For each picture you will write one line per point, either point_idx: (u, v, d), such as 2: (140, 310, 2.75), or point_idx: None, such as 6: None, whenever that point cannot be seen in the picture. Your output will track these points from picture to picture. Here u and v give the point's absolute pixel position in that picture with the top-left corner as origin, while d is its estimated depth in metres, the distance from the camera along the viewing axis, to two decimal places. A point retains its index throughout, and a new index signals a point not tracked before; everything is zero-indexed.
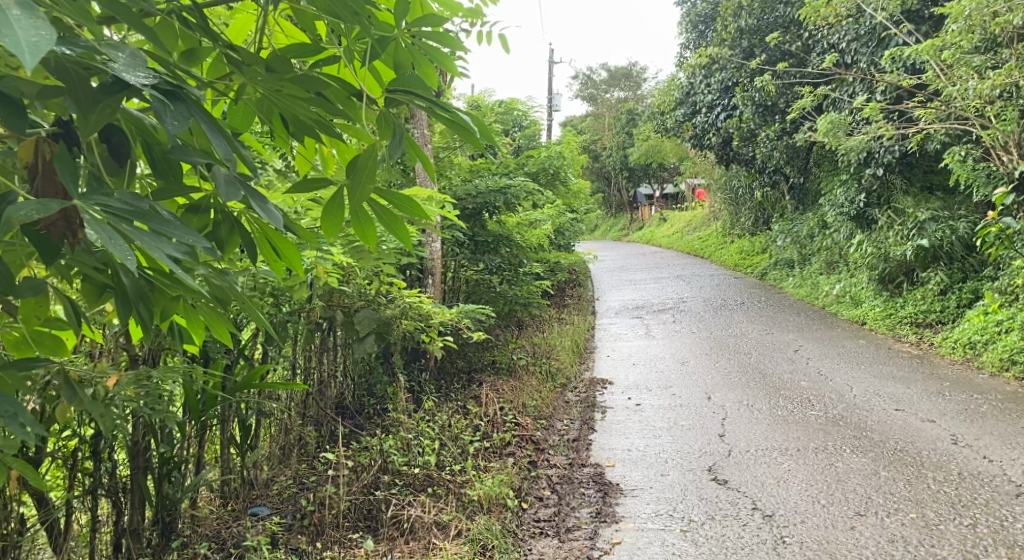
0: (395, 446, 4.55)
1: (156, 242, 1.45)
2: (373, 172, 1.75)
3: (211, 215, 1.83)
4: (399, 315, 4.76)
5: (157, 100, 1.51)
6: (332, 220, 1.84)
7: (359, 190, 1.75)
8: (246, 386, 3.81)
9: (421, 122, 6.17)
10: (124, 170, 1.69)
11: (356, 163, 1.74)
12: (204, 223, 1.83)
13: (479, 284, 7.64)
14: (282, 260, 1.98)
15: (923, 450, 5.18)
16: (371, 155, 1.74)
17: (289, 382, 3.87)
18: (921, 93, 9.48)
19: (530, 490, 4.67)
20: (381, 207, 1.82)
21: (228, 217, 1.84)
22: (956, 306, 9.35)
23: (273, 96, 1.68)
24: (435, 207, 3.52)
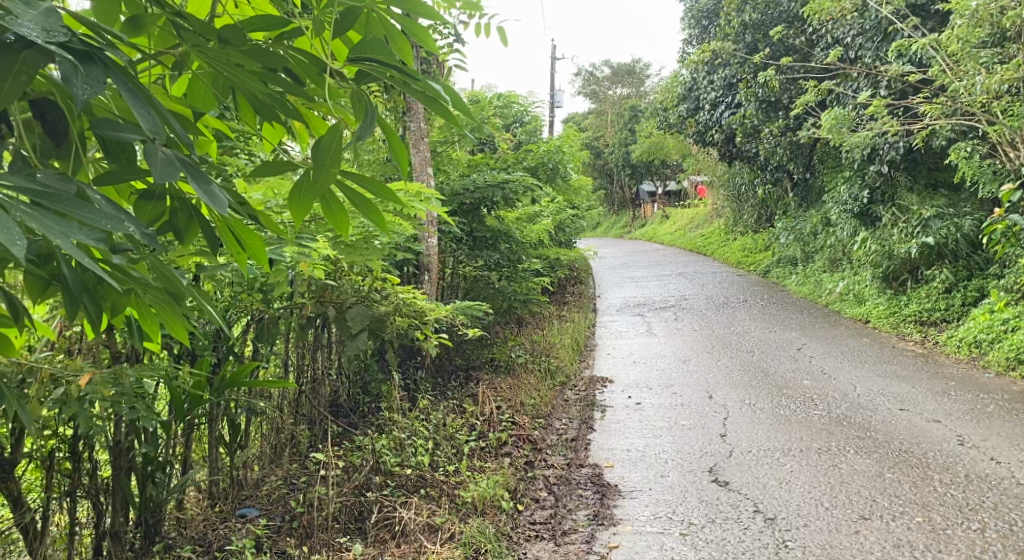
0: (388, 445, 4.45)
1: (60, 228, 1.32)
2: (339, 156, 1.63)
3: (166, 202, 1.72)
4: (393, 312, 4.66)
5: (67, 63, 1.34)
6: (300, 209, 1.70)
7: (324, 173, 1.63)
8: (232, 385, 3.71)
9: (417, 115, 6.06)
10: (62, 149, 1.59)
11: (319, 146, 1.63)
12: (158, 212, 1.71)
13: (476, 282, 7.48)
14: (246, 252, 1.83)
15: (928, 451, 5.07)
16: (335, 135, 1.62)
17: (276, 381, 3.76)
18: (926, 89, 9.36)
19: (527, 492, 4.56)
20: (350, 193, 1.72)
21: (184, 205, 1.72)
22: (960, 305, 9.23)
23: (225, 70, 1.58)
24: (425, 200, 3.41)
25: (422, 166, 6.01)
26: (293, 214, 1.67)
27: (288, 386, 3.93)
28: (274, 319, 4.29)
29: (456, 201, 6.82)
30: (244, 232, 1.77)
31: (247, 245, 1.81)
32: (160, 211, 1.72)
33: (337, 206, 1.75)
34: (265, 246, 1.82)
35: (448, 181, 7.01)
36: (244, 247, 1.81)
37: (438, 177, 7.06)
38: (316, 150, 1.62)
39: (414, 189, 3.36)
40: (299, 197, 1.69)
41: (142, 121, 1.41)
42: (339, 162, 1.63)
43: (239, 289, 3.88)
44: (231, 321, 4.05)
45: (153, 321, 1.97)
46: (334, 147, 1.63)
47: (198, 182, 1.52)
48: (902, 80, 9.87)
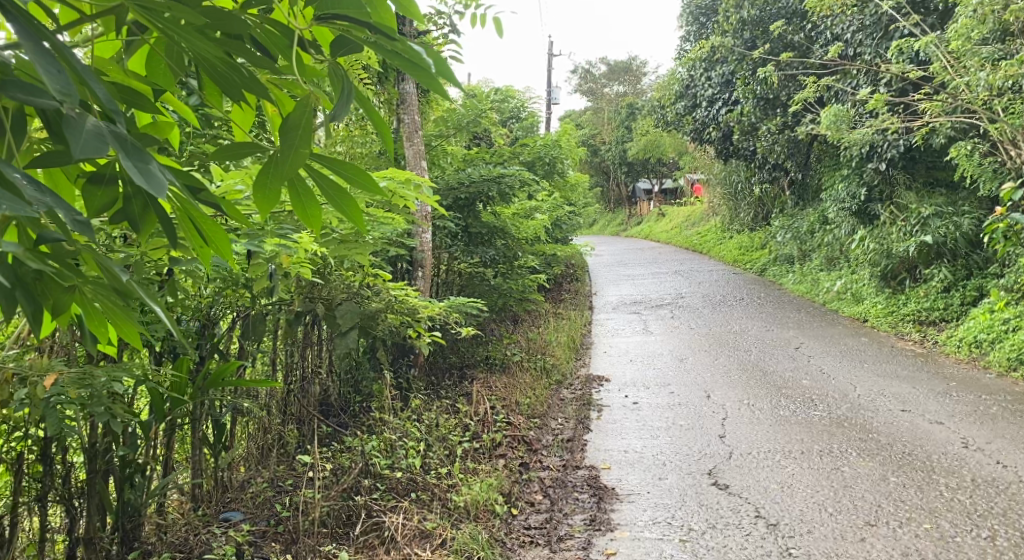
0: (377, 447, 4.30)
1: None
2: (307, 136, 1.52)
3: (120, 188, 1.58)
4: (384, 309, 4.52)
5: None
6: (266, 201, 1.55)
7: (291, 155, 1.51)
8: (214, 384, 3.58)
9: (410, 108, 5.91)
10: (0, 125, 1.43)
11: (287, 124, 1.52)
12: (111, 198, 1.57)
13: (472, 279, 7.34)
14: (210, 247, 1.67)
15: (932, 454, 4.95)
16: (304, 113, 1.52)
17: (260, 381, 3.61)
18: (927, 85, 9.24)
19: (521, 495, 4.43)
20: (322, 180, 1.57)
21: (137, 192, 1.57)
22: (960, 304, 9.12)
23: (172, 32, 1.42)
24: (414, 194, 3.26)
25: (415, 160, 5.86)
26: (257, 204, 1.53)
27: (272, 384, 3.81)
28: (260, 315, 4.15)
29: (451, 196, 6.68)
30: (203, 222, 1.62)
31: (209, 237, 1.65)
32: (113, 198, 1.58)
33: (307, 197, 1.62)
34: (228, 240, 1.66)
35: (442, 176, 6.86)
36: (206, 240, 1.66)
37: (432, 172, 6.91)
38: (283, 130, 1.51)
39: (402, 178, 3.23)
40: (266, 185, 1.54)
41: (48, 82, 1.26)
42: (309, 144, 1.52)
43: (223, 284, 3.74)
44: (213, 317, 3.92)
45: (112, 324, 1.81)
46: (305, 126, 1.52)
47: (129, 158, 1.36)
48: (902, 77, 9.76)
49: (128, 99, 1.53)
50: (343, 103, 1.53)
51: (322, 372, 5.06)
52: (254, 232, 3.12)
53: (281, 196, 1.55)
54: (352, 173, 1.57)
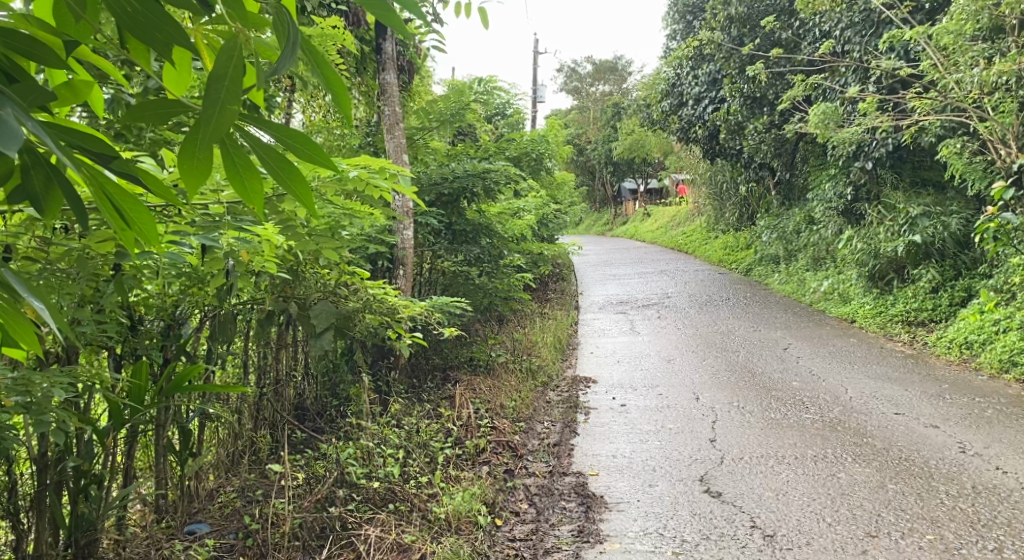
0: (353, 455, 4.08)
1: None
2: (235, 87, 1.41)
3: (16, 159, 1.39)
4: (362, 309, 4.31)
5: None
6: (195, 175, 1.44)
7: (216, 112, 1.40)
8: (176, 388, 3.32)
9: (391, 99, 5.69)
10: None
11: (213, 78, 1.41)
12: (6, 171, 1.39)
13: (455, 277, 7.09)
14: (130, 228, 1.53)
15: (930, 460, 4.80)
16: (228, 61, 1.41)
17: (223, 386, 3.34)
18: (917, 83, 9.11)
19: (505, 505, 4.23)
20: (264, 146, 1.47)
21: (34, 161, 1.40)
22: (948, 305, 9.00)
23: None
24: (388, 183, 3.05)
25: (396, 155, 5.64)
26: (179, 170, 1.42)
27: (239, 388, 3.57)
28: (230, 314, 3.94)
29: (433, 192, 6.48)
30: (118, 196, 1.48)
31: (130, 218, 1.52)
32: (7, 171, 1.40)
33: (244, 167, 1.49)
34: (152, 222, 1.54)
35: (424, 171, 6.64)
36: (128, 221, 1.52)
37: (414, 167, 6.69)
38: (208, 82, 1.39)
39: (378, 165, 3.01)
40: (192, 153, 1.43)
41: None
42: (235, 96, 1.41)
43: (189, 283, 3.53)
44: (180, 317, 3.70)
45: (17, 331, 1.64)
46: (234, 78, 1.41)
47: None
48: (892, 74, 9.61)
49: (30, 49, 1.43)
50: (286, 61, 1.46)
51: (296, 374, 4.85)
52: (210, 222, 2.88)
53: (211, 165, 1.45)
54: (291, 137, 1.50)
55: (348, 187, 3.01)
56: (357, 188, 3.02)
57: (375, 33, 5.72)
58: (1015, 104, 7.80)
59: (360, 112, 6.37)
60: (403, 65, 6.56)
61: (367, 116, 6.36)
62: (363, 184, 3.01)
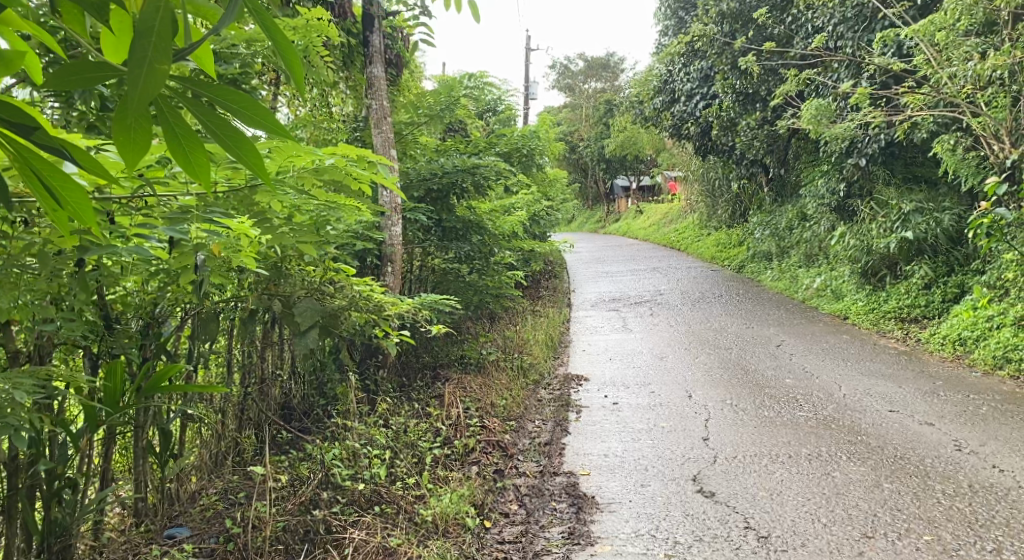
0: (338, 456, 3.98)
1: None
2: (162, 44, 1.48)
3: None
4: (348, 307, 4.22)
5: None
6: (131, 142, 1.51)
7: (145, 70, 1.46)
8: (153, 389, 3.22)
9: (379, 93, 5.60)
10: None
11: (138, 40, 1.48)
12: None
13: (444, 274, 6.98)
14: (62, 206, 1.63)
15: (926, 458, 4.74)
16: (151, 23, 1.48)
17: (201, 385, 3.21)
18: (909, 78, 9.05)
19: (495, 506, 4.14)
20: (201, 110, 1.54)
21: None
22: (941, 301, 8.96)
23: None
24: (367, 172, 2.97)
25: (384, 150, 5.53)
26: (114, 140, 1.48)
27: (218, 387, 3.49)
28: (213, 311, 3.86)
29: (422, 187, 6.39)
30: (48, 173, 1.59)
31: (64, 198, 1.62)
32: None
33: (183, 134, 1.57)
34: (87, 204, 1.65)
35: (413, 167, 6.54)
36: (62, 202, 1.63)
37: (403, 163, 6.59)
38: (134, 39, 1.47)
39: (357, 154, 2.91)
40: (126, 119, 1.49)
41: None
42: (162, 56, 1.47)
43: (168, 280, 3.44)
44: (161, 315, 3.63)
45: None
46: (160, 35, 1.48)
47: None
48: (884, 69, 9.56)
49: None
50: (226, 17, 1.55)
51: (281, 374, 4.76)
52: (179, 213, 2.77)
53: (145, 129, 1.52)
54: (240, 102, 1.56)
55: (327, 177, 2.90)
56: (335, 178, 2.92)
57: (362, 26, 5.61)
58: (1007, 99, 7.74)
59: (348, 107, 6.26)
60: (391, 60, 6.45)
61: (354, 111, 6.26)
62: (342, 173, 2.91)
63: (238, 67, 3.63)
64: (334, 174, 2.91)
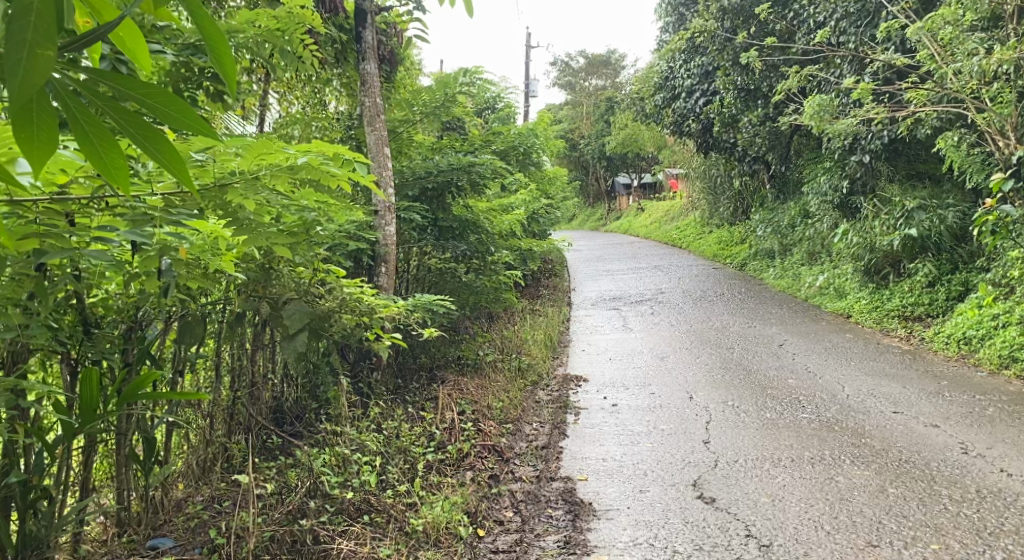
0: (328, 463, 3.88)
1: None
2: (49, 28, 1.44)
3: None
4: (338, 309, 4.12)
5: None
6: (37, 141, 1.49)
7: (27, 54, 1.42)
8: (129, 397, 3.12)
9: (372, 90, 5.49)
10: None
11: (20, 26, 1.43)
12: None
13: (441, 274, 6.87)
14: None
15: (931, 461, 4.63)
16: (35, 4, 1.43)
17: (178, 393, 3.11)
18: (913, 73, 8.92)
19: (489, 514, 4.04)
20: (108, 105, 1.51)
21: None
22: (945, 299, 8.84)
23: None
24: (340, 168, 2.86)
25: (377, 148, 5.42)
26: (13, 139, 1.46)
27: (198, 394, 3.39)
28: (198, 314, 3.75)
29: (418, 186, 6.29)
30: None
31: None
32: None
33: (96, 134, 1.52)
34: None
35: (409, 165, 6.43)
36: None
37: (398, 161, 6.48)
38: (17, 22, 1.43)
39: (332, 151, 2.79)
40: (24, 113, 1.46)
41: None
42: (46, 39, 1.44)
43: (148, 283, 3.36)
44: (146, 318, 3.53)
45: None
46: (40, 14, 1.44)
47: None
48: (888, 64, 9.43)
49: None
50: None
51: (272, 377, 4.66)
52: (141, 214, 2.63)
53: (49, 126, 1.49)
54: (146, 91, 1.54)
55: (300, 176, 2.77)
56: (310, 177, 2.80)
57: (355, 22, 5.50)
58: (1013, 94, 7.62)
59: (341, 105, 6.15)
60: (385, 56, 6.33)
61: (348, 109, 6.15)
62: (316, 172, 2.78)
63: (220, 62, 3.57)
64: (307, 173, 2.78)
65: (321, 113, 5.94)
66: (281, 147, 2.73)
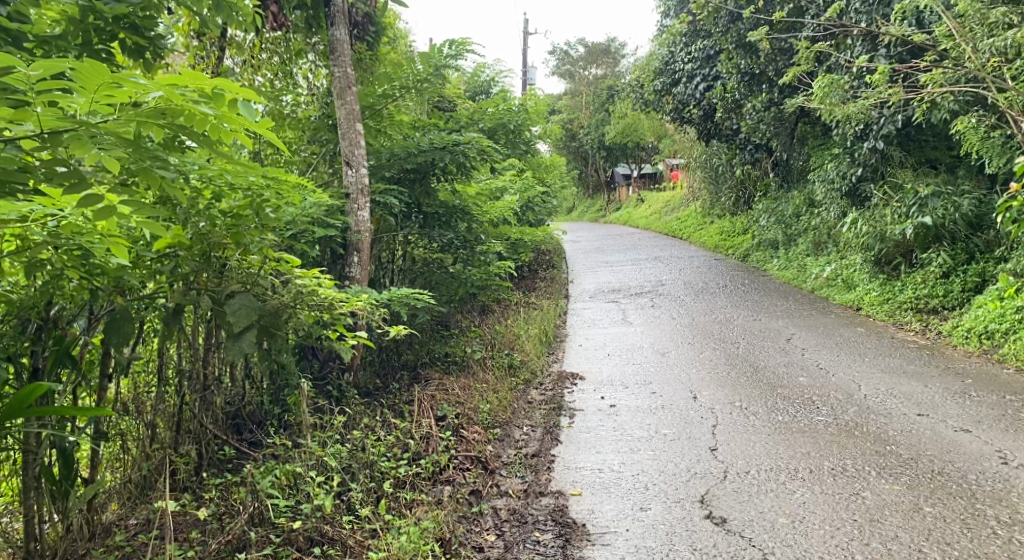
0: (277, 483, 3.43)
1: None
2: None
3: None
4: (293, 304, 3.62)
5: None
6: None
7: None
8: (11, 415, 2.64)
9: (343, 59, 4.96)
10: None
11: None
12: None
13: (428, 265, 6.37)
14: None
15: (969, 473, 4.11)
16: None
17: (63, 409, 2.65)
18: (931, 51, 8.31)
19: (467, 539, 3.56)
20: None
21: None
22: (961, 291, 8.27)
23: None
24: (214, 107, 2.47)
25: (347, 124, 4.91)
26: None
27: (106, 409, 2.89)
28: (127, 310, 3.24)
29: (394, 168, 5.74)
30: None
31: None
32: None
33: None
34: None
35: (387, 145, 5.88)
36: None
37: (376, 140, 5.93)
38: None
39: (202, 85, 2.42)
40: None
41: None
42: None
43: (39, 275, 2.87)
44: (65, 315, 3.10)
45: None
46: None
47: None
48: (902, 41, 8.84)
49: None
50: None
51: (226, 380, 4.15)
52: None
53: None
54: None
55: (168, 119, 2.42)
56: (178, 121, 2.42)
57: None
58: None
59: (314, 80, 5.64)
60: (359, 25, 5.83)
61: (321, 84, 5.63)
62: (186, 115, 2.42)
63: (133, 8, 3.08)
64: (178, 118, 2.42)
65: (289, 88, 5.45)
66: (129, 79, 2.35)
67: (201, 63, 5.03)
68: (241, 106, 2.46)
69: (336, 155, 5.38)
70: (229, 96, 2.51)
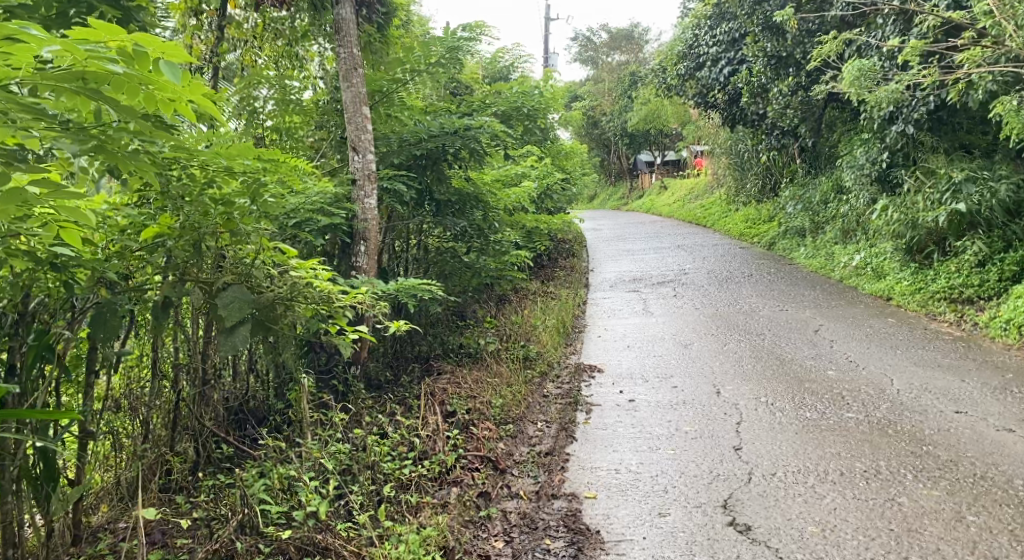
0: (269, 487, 3.25)
1: None
2: None
3: None
4: (291, 296, 3.41)
5: None
6: None
7: None
8: None
9: (348, 39, 4.73)
10: None
11: None
12: None
13: (440, 255, 6.14)
14: None
15: (1015, 478, 3.82)
16: None
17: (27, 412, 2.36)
18: (969, 30, 7.89)
19: (472, 547, 3.36)
20: None
21: None
22: (998, 280, 7.88)
23: None
24: (130, 63, 2.28)
25: (353, 107, 4.69)
26: None
27: (78, 414, 2.56)
28: (113, 304, 3.06)
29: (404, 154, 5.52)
30: None
31: None
32: None
33: None
34: None
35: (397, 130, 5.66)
36: None
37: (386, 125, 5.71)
38: None
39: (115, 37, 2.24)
40: None
41: None
42: None
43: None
44: (46, 309, 2.93)
45: None
46: None
47: None
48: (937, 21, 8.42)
49: None
50: None
51: (225, 375, 3.97)
52: None
53: None
54: None
55: (86, 84, 2.21)
56: (91, 80, 2.21)
57: None
58: None
59: (321, 63, 5.42)
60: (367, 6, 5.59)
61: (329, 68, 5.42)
62: (100, 74, 2.22)
63: None
64: (92, 80, 2.22)
65: (294, 72, 5.23)
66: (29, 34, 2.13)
67: (200, 47, 4.83)
68: (164, 65, 2.26)
69: (343, 139, 5.12)
70: (151, 57, 2.31)
